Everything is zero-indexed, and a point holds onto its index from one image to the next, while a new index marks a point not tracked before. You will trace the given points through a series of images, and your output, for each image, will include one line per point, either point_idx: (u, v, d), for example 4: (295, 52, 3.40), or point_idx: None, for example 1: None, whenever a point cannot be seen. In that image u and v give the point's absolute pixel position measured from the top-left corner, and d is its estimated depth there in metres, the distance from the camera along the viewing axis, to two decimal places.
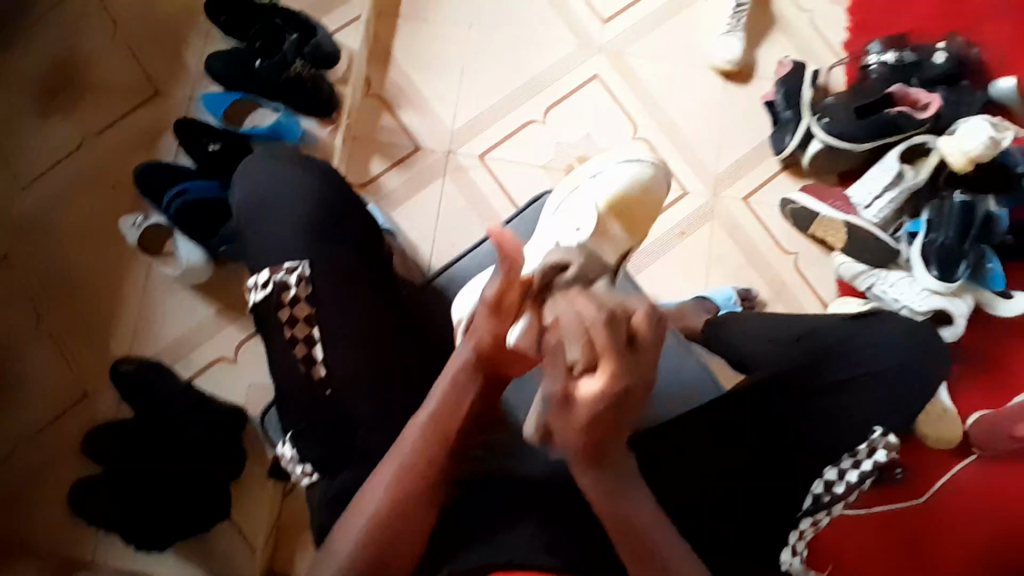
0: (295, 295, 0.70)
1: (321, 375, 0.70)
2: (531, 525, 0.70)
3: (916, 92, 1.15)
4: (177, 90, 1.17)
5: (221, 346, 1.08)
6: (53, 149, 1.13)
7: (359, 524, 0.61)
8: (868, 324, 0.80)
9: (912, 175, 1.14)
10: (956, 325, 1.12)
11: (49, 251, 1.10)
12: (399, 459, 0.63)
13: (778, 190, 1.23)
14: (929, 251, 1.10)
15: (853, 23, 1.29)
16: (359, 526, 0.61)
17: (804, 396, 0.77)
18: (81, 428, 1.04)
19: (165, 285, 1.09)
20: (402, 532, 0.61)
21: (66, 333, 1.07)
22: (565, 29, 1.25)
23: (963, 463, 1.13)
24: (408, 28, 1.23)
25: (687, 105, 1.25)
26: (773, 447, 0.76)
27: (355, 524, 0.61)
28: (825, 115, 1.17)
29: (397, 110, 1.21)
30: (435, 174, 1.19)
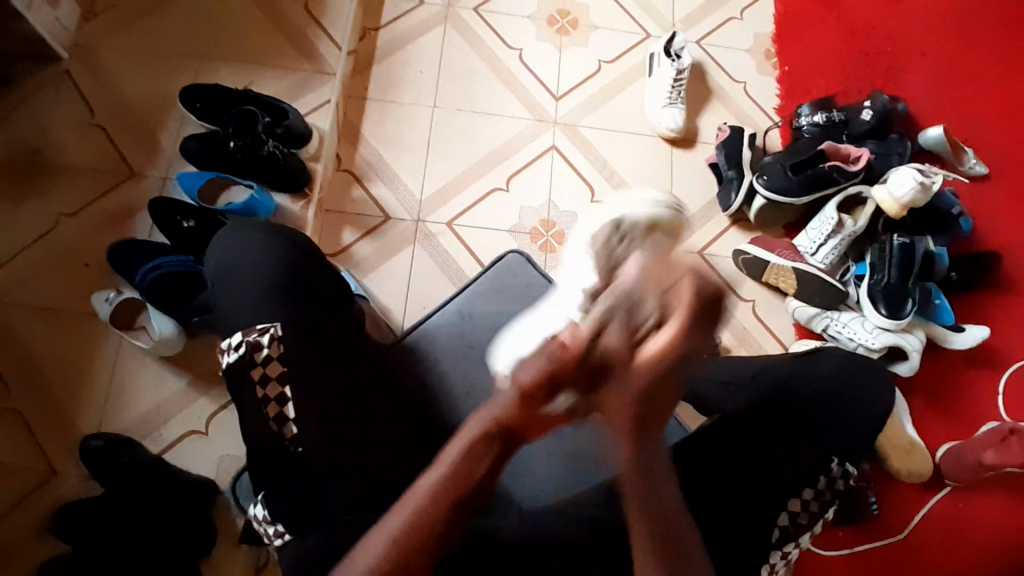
0: (267, 354, 0.72)
1: (293, 433, 0.71)
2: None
3: (845, 148, 1.23)
4: (153, 171, 1.23)
5: (192, 419, 1.09)
6: (26, 231, 1.17)
7: None
8: (822, 355, 0.86)
9: (851, 223, 1.20)
10: (911, 359, 1.17)
11: (20, 331, 1.11)
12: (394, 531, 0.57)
13: (730, 242, 1.30)
14: (874, 292, 1.17)
15: (783, 90, 1.42)
16: None
17: (779, 431, 0.78)
18: (46, 510, 1.02)
19: (136, 358, 1.11)
20: None
21: (32, 412, 1.07)
22: (521, 106, 1.36)
23: (937, 497, 1.14)
24: (375, 109, 1.33)
25: (638, 169, 1.34)
26: (756, 489, 0.74)
27: None
28: (763, 173, 1.25)
29: (368, 183, 1.28)
30: (406, 241, 1.25)
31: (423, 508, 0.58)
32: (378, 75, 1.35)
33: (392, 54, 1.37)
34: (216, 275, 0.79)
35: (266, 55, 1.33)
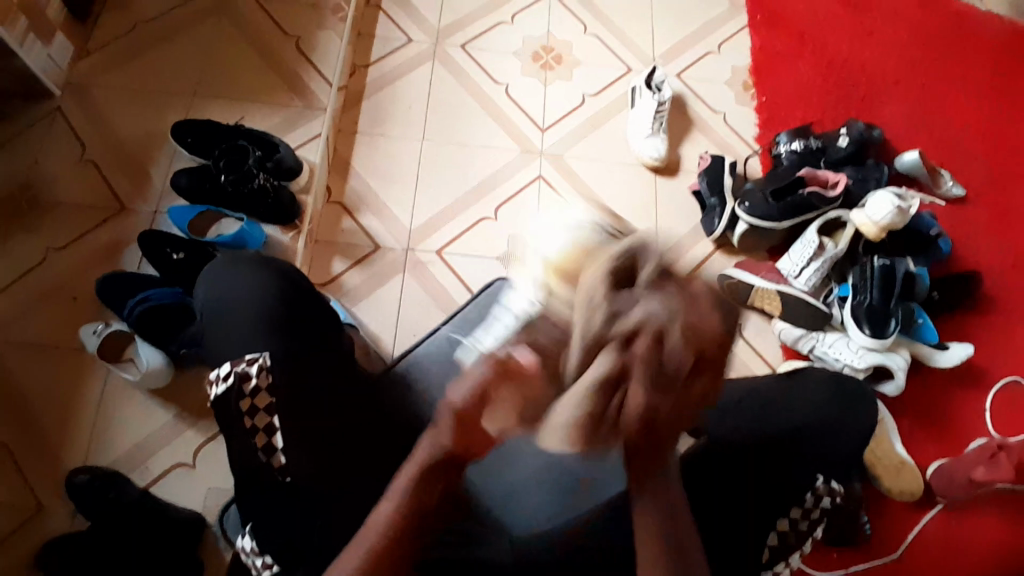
0: (256, 385, 0.72)
1: (281, 462, 0.71)
2: None
3: (823, 173, 1.28)
4: (143, 205, 1.24)
5: (179, 452, 1.07)
6: (14, 266, 1.17)
7: None
8: (802, 381, 0.87)
9: (832, 246, 1.23)
10: (896, 379, 1.19)
11: (4, 365, 1.10)
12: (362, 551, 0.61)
13: (716, 267, 1.33)
14: (859, 313, 1.18)
15: (762, 119, 1.46)
16: None
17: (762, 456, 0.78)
18: (26, 548, 1.00)
19: (123, 391, 1.10)
20: None
21: (15, 448, 1.05)
22: (508, 137, 1.39)
23: (929, 515, 1.14)
24: (365, 142, 1.36)
25: (623, 196, 1.37)
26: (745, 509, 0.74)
27: None
28: (745, 200, 1.28)
29: (358, 214, 1.29)
30: (396, 270, 1.26)
31: (380, 543, 0.61)
32: (367, 109, 1.39)
33: (381, 89, 1.40)
34: (209, 309, 0.79)
35: (258, 91, 1.36)
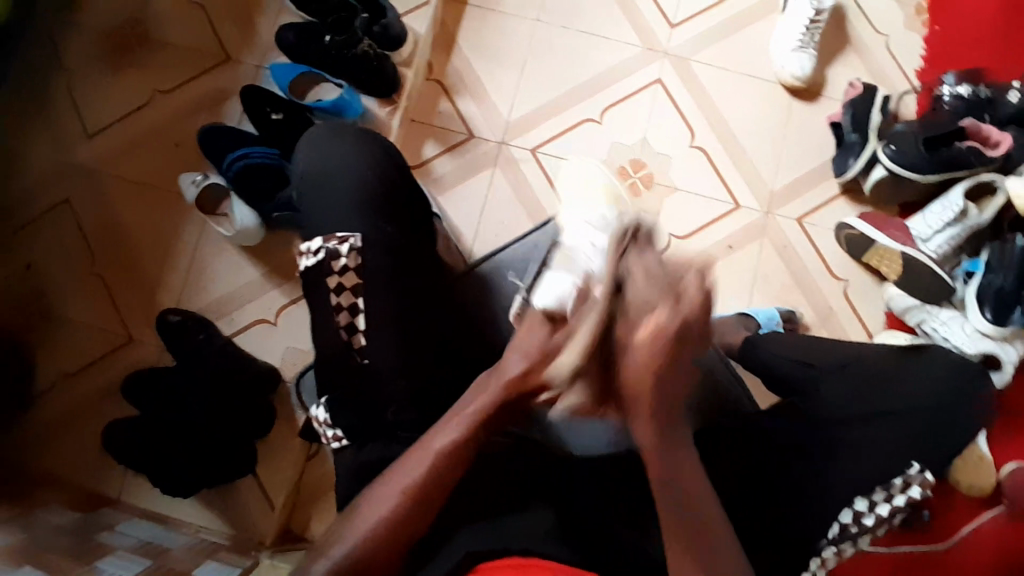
0: (346, 265, 0.71)
1: (361, 344, 0.71)
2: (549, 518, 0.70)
3: (988, 129, 1.09)
4: (246, 57, 1.20)
5: (263, 309, 1.12)
6: (122, 102, 1.19)
7: (365, 524, 0.60)
8: (922, 355, 0.79)
9: (977, 214, 1.08)
10: (1003, 372, 1.06)
11: (110, 199, 1.15)
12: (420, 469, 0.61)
13: (835, 214, 1.19)
14: (983, 294, 1.05)
15: (928, 51, 1.23)
16: (364, 527, 0.59)
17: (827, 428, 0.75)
18: (125, 369, 1.10)
19: (215, 242, 1.14)
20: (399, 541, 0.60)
21: (117, 280, 1.13)
22: (631, 31, 1.24)
23: (991, 514, 1.05)
24: (474, 17, 1.24)
25: (747, 119, 1.22)
26: (802, 475, 0.74)
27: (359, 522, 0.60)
28: (892, 141, 1.11)
29: (456, 96, 1.22)
30: (486, 163, 1.20)
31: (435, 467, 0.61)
32: None
33: None
34: (306, 173, 0.77)
35: None
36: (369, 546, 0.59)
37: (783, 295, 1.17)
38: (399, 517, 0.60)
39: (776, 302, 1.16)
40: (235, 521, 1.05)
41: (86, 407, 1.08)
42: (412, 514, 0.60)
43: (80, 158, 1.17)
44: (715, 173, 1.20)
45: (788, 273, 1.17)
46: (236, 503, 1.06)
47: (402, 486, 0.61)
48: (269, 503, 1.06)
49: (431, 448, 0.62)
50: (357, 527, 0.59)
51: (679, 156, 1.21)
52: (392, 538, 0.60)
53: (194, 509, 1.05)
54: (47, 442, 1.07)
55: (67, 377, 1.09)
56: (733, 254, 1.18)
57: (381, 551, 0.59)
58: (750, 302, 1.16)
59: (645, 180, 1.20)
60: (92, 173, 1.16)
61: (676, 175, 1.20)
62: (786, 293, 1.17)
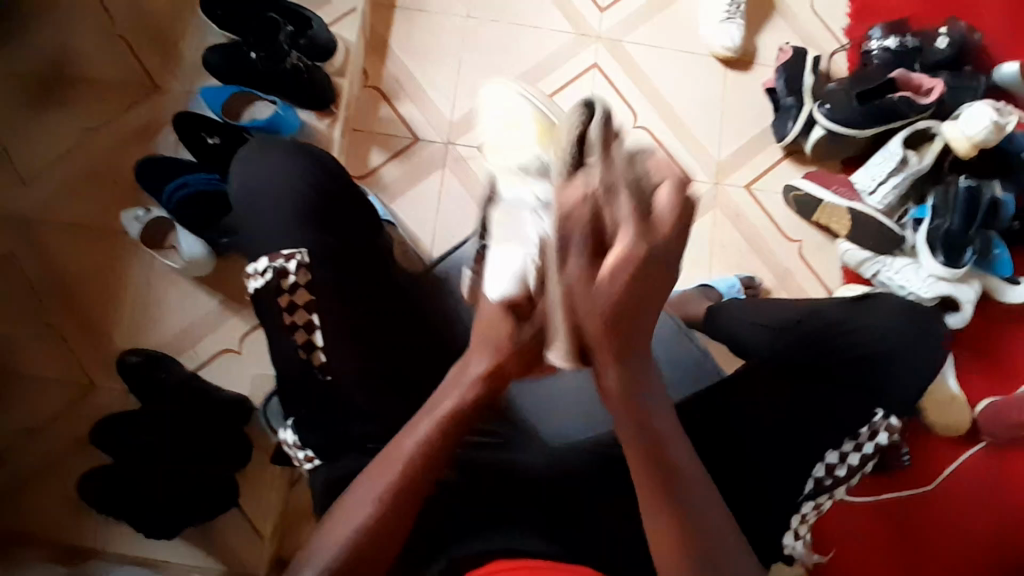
0: (295, 281, 0.70)
1: (322, 361, 0.70)
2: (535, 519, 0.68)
3: (919, 77, 1.12)
4: (176, 85, 1.18)
5: (225, 338, 1.10)
6: (51, 146, 1.15)
7: (341, 534, 0.58)
8: (874, 305, 0.81)
9: (917, 160, 1.11)
10: (962, 312, 1.10)
11: (51, 247, 1.12)
12: (396, 471, 0.60)
13: (782, 177, 1.22)
14: (934, 238, 1.07)
15: (853, 9, 1.26)
16: (339, 536, 0.58)
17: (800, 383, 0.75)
18: (89, 418, 1.07)
19: (168, 276, 1.11)
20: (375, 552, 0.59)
21: (69, 329, 1.09)
22: (563, 19, 1.25)
23: (971, 451, 1.09)
24: (405, 21, 1.23)
25: (687, 93, 1.24)
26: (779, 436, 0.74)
27: (338, 531, 0.58)
28: (826, 101, 1.14)
29: (396, 101, 1.21)
30: (435, 165, 1.19)
31: (411, 465, 0.60)
32: None
33: None
34: (244, 195, 0.76)
35: None
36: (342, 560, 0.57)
37: (742, 262, 1.19)
38: (374, 531, 0.58)
39: (736, 270, 1.18)
40: (222, 557, 1.03)
41: (54, 461, 1.05)
42: (387, 530, 0.59)
43: (15, 208, 1.13)
44: (661, 149, 1.21)
45: (743, 240, 1.19)
46: (221, 538, 1.03)
47: (372, 499, 0.59)
48: (256, 534, 1.04)
49: (400, 457, 0.60)
50: (333, 539, 0.58)
51: (625, 137, 1.21)
52: (367, 555, 0.58)
53: (178, 551, 1.02)
54: (14, 504, 1.03)
55: (31, 434, 1.06)
56: (688, 227, 1.19)
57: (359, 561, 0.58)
58: (711, 273, 1.18)
59: None
60: (29, 222, 1.12)
61: None
62: (744, 260, 1.19)
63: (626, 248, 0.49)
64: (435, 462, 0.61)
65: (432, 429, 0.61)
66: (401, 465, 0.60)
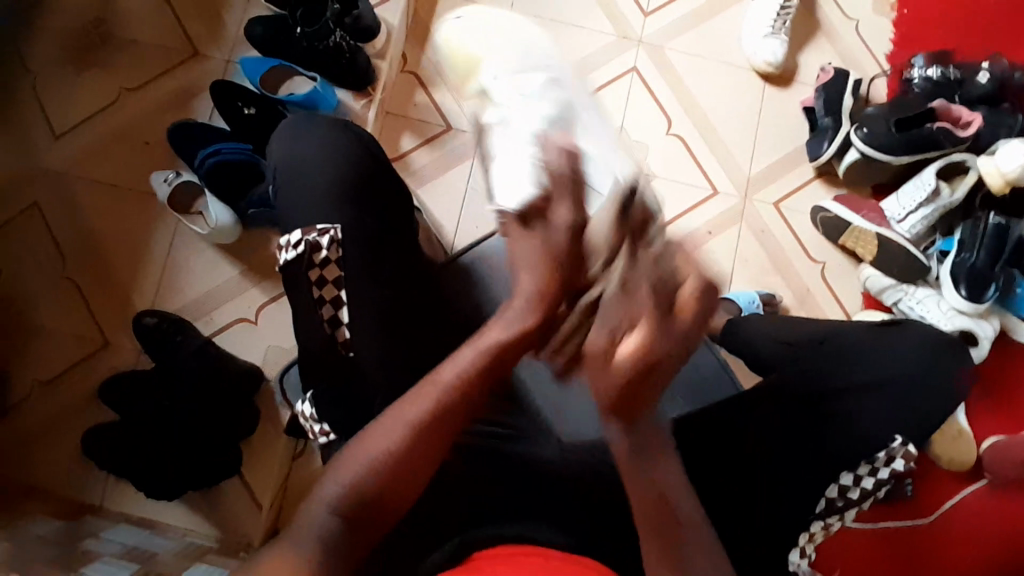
0: (326, 257, 0.70)
1: (345, 338, 0.70)
2: (542, 517, 0.67)
3: (958, 110, 1.10)
4: (216, 53, 1.18)
5: (242, 308, 1.10)
6: (87, 102, 1.16)
7: (362, 460, 0.55)
8: (901, 331, 0.80)
9: (948, 193, 1.11)
10: (980, 346, 1.08)
11: (78, 202, 1.12)
12: (436, 392, 0.59)
13: (811, 197, 1.21)
14: (958, 271, 1.07)
15: (898, 35, 1.25)
16: (360, 463, 0.55)
17: (814, 404, 0.76)
18: (101, 375, 1.07)
19: (191, 241, 1.12)
20: (392, 486, 0.56)
21: (90, 285, 1.10)
22: (606, 21, 1.24)
23: (972, 487, 1.08)
24: (447, 8, 1.23)
25: (722, 104, 1.23)
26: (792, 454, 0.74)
27: (357, 459, 0.56)
28: (864, 124, 1.13)
29: (431, 88, 1.21)
30: (464, 155, 1.19)
31: (451, 389, 0.59)
32: None
33: None
34: (283, 164, 0.76)
35: None
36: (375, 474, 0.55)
37: (762, 279, 1.18)
38: (411, 450, 0.57)
39: (755, 286, 1.18)
40: (221, 525, 1.03)
41: (64, 414, 1.06)
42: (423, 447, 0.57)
43: (46, 161, 1.14)
44: (692, 158, 1.21)
45: (766, 256, 1.19)
46: (221, 506, 1.04)
47: (409, 420, 0.57)
48: (256, 504, 1.04)
49: (443, 381, 0.60)
50: (366, 452, 0.56)
51: (657, 143, 1.21)
52: (384, 487, 0.55)
53: (178, 514, 1.03)
54: (23, 453, 1.04)
55: (43, 385, 1.07)
56: (712, 239, 1.19)
57: (372, 497, 0.55)
58: (731, 286, 1.18)
59: None
60: (59, 175, 1.13)
61: (654, 163, 1.20)
62: (765, 277, 1.18)
63: (646, 344, 0.54)
64: (477, 390, 0.60)
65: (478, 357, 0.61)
66: (441, 388, 0.59)
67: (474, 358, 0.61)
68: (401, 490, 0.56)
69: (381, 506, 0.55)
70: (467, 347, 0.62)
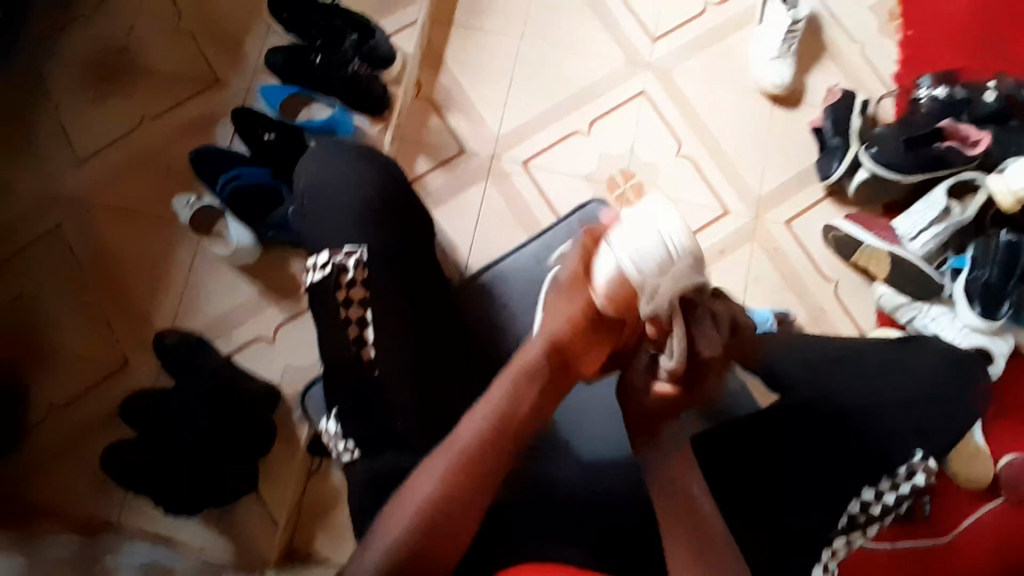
0: (352, 278, 0.72)
1: (371, 357, 0.71)
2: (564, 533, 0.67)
3: (966, 128, 1.13)
4: (237, 80, 1.22)
5: (261, 327, 1.12)
6: (113, 129, 1.19)
7: (390, 536, 0.57)
8: (918, 347, 0.81)
9: (959, 211, 1.12)
10: (996, 364, 1.07)
11: (101, 225, 1.15)
12: (453, 453, 0.59)
13: (821, 216, 1.22)
14: (972, 290, 1.06)
15: (903, 56, 1.27)
16: (388, 539, 0.57)
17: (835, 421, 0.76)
18: (120, 394, 1.09)
19: (211, 262, 1.14)
20: (426, 560, 0.57)
21: (112, 306, 1.12)
22: (615, 46, 1.27)
23: (991, 505, 1.06)
24: (461, 35, 1.27)
25: (731, 125, 1.25)
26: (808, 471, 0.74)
27: (385, 534, 0.58)
28: (874, 144, 1.15)
29: (446, 111, 1.24)
30: (479, 176, 1.22)
31: (468, 447, 0.60)
32: None
33: None
34: (306, 190, 0.78)
35: None
36: (406, 546, 0.57)
37: (776, 296, 1.18)
38: (440, 519, 0.58)
39: (769, 304, 1.18)
40: (237, 543, 1.03)
41: (86, 432, 1.07)
42: (451, 519, 0.58)
43: (72, 185, 1.17)
44: (702, 178, 1.23)
45: (779, 274, 1.19)
46: (237, 526, 1.03)
47: (431, 489, 0.59)
48: (272, 521, 1.04)
49: (456, 445, 0.60)
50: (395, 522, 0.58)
51: (668, 164, 1.23)
52: (415, 561, 0.57)
53: (195, 533, 1.03)
54: (44, 472, 1.05)
55: (66, 403, 1.08)
56: (725, 258, 1.19)
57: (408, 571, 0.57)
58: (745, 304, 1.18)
59: (635, 188, 1.22)
60: (84, 199, 1.16)
61: (665, 181, 1.22)
62: (779, 294, 1.18)
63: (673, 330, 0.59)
64: (497, 443, 0.60)
65: (486, 420, 0.61)
66: (456, 449, 0.60)
67: (491, 415, 0.61)
68: (434, 560, 0.58)
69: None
70: (474, 410, 0.62)
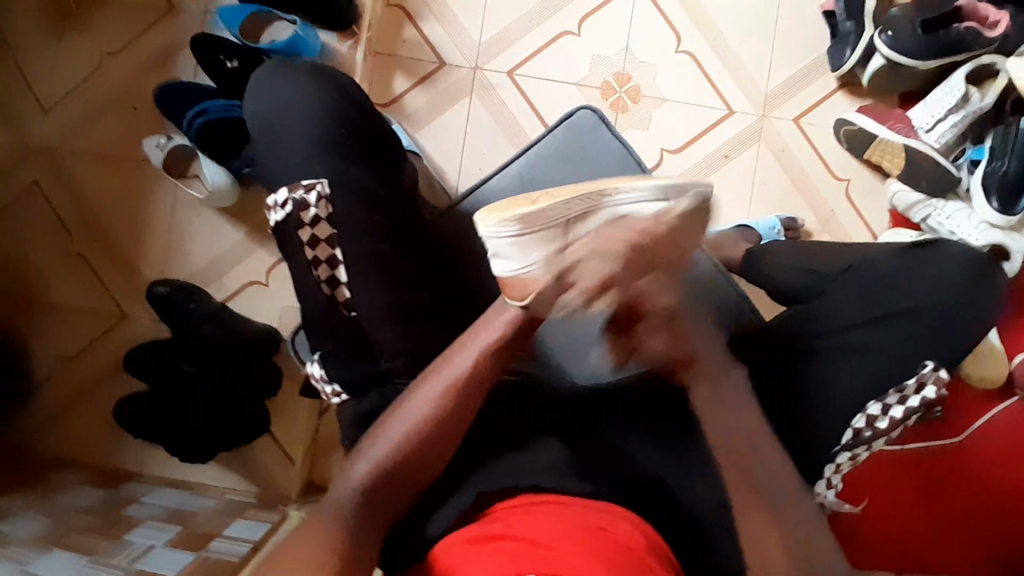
0: (316, 215, 0.69)
1: (345, 298, 0.69)
2: None
3: (984, 7, 1.01)
4: (190, 4, 1.11)
5: (252, 270, 1.10)
6: (68, 71, 1.11)
7: (371, 458, 0.60)
8: (934, 251, 0.75)
9: (978, 98, 1.01)
10: (1013, 262, 1.00)
11: (75, 176, 1.11)
12: (445, 381, 0.63)
13: (833, 110, 1.12)
14: (989, 182, 1.00)
15: None
16: (369, 462, 0.60)
17: (836, 333, 0.74)
18: (122, 347, 1.09)
19: (192, 207, 1.10)
20: (404, 481, 0.60)
21: (100, 258, 1.10)
22: None
23: (1002, 405, 1.05)
24: None
25: (736, 12, 1.13)
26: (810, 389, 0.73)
27: (367, 456, 0.60)
28: (888, 27, 1.03)
29: (420, 21, 1.13)
30: (461, 91, 1.13)
31: (458, 380, 0.63)
32: None
33: None
34: (258, 121, 0.73)
35: None
36: (385, 469, 0.60)
37: (784, 201, 1.12)
38: (422, 446, 0.61)
39: (776, 210, 1.12)
40: (256, 480, 1.07)
41: (96, 385, 1.09)
42: (433, 446, 0.61)
43: (37, 136, 1.11)
44: (704, 75, 1.13)
45: (787, 177, 1.12)
46: (256, 464, 1.07)
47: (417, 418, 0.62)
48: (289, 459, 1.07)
49: (450, 375, 0.64)
50: (384, 441, 0.61)
51: (667, 63, 1.13)
52: (392, 482, 0.60)
53: (214, 472, 1.07)
54: (64, 425, 1.08)
55: (70, 357, 1.09)
56: (729, 162, 1.12)
57: (384, 490, 0.59)
58: (750, 213, 1.12)
59: (631, 93, 1.13)
60: (51, 151, 1.11)
61: (664, 82, 1.13)
62: (787, 199, 1.12)
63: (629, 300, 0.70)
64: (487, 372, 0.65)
65: (478, 357, 0.65)
66: (446, 381, 0.64)
67: (484, 346, 0.66)
68: (410, 482, 0.61)
69: (396, 499, 0.60)
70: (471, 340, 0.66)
